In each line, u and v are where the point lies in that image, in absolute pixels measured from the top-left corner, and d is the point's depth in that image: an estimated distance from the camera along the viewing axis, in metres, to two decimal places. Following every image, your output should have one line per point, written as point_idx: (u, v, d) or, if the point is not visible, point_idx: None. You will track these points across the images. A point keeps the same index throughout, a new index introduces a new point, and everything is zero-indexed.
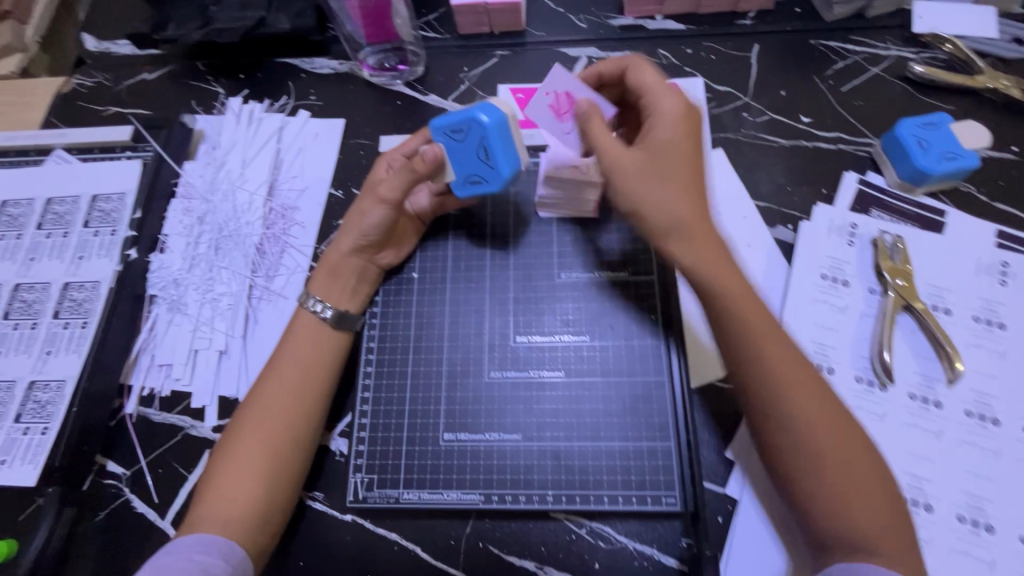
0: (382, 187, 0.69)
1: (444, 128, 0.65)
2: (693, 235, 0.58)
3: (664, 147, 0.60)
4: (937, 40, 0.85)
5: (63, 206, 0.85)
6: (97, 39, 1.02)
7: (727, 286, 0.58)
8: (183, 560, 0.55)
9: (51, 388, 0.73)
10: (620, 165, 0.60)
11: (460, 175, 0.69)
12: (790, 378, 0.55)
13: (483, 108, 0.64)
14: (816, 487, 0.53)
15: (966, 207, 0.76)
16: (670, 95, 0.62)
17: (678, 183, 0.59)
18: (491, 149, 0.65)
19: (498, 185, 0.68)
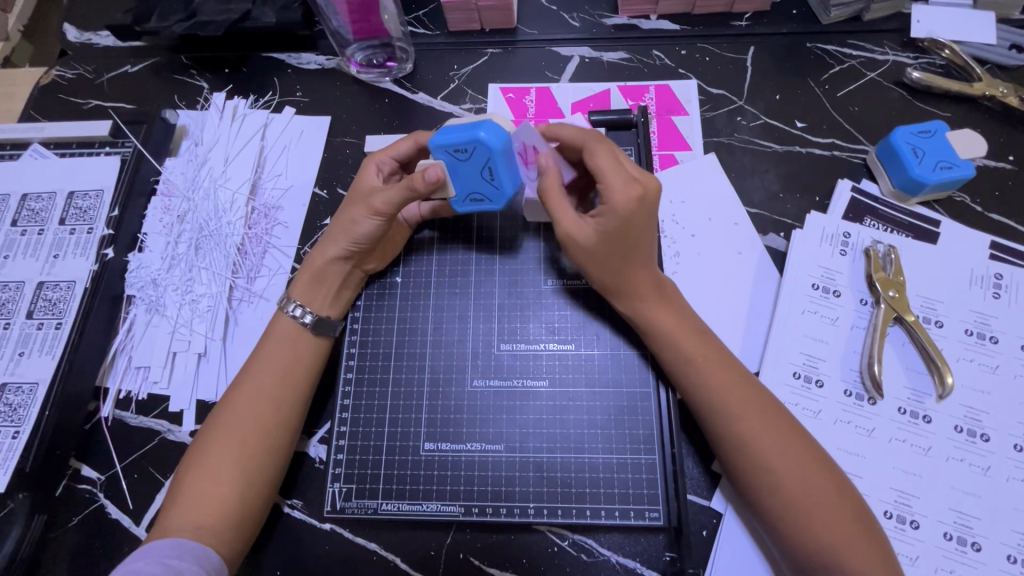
0: (377, 198, 0.66)
1: (446, 147, 0.59)
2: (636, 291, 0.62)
3: (614, 232, 0.61)
4: (935, 45, 0.83)
5: (39, 202, 0.83)
6: (79, 30, 0.99)
7: (671, 335, 0.62)
8: (154, 565, 0.53)
9: (23, 391, 0.71)
10: (575, 243, 0.63)
11: (460, 193, 0.65)
12: (731, 419, 0.58)
13: (490, 127, 0.58)
14: (781, 510, 0.55)
15: (960, 217, 0.75)
16: (606, 161, 0.61)
17: (623, 256, 0.62)
18: (495, 172, 0.61)
19: (501, 204, 0.65)
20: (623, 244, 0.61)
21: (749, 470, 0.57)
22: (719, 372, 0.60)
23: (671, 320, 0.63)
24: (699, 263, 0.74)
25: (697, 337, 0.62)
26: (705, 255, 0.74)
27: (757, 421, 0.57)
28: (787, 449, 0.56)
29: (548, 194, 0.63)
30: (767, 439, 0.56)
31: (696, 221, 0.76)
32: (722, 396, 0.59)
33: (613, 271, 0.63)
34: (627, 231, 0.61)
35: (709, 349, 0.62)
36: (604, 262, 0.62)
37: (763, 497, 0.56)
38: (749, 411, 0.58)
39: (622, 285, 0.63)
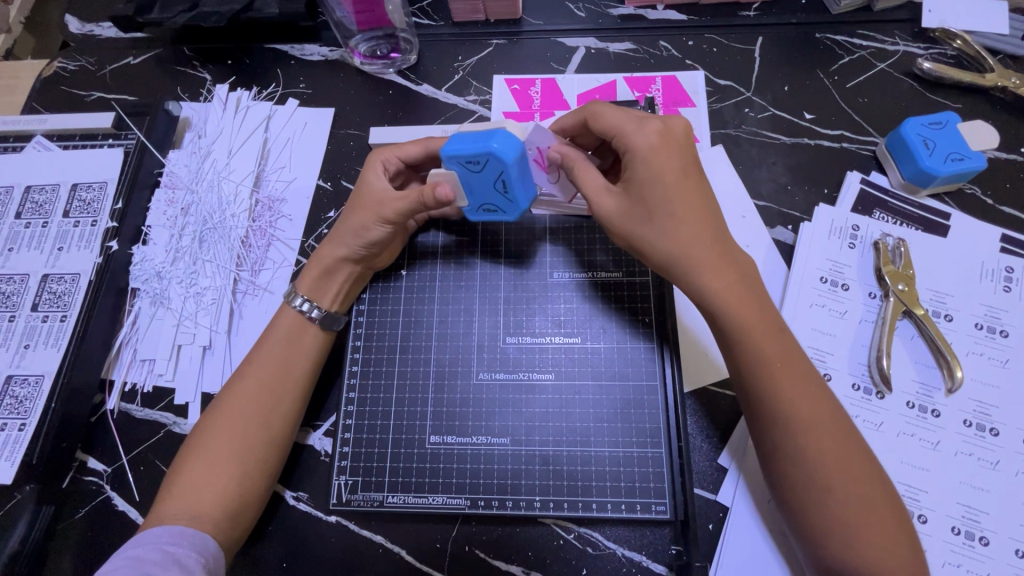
0: (389, 206, 0.65)
1: (458, 159, 0.57)
2: (693, 244, 0.55)
3: (642, 179, 0.57)
4: (947, 36, 0.82)
5: (43, 194, 0.82)
6: (81, 22, 0.98)
7: (738, 296, 0.55)
8: (154, 551, 0.53)
9: (29, 383, 0.71)
10: (607, 207, 0.59)
11: (473, 202, 0.64)
12: (788, 393, 0.54)
13: (504, 142, 0.56)
14: (830, 523, 0.51)
15: (971, 210, 0.74)
16: (634, 122, 0.59)
17: (673, 214, 0.56)
18: (510, 186, 0.60)
19: (515, 214, 0.65)
20: (663, 195, 0.56)
21: (804, 478, 0.52)
22: (794, 374, 0.54)
23: (751, 310, 0.55)
24: None
25: (776, 333, 0.56)
26: None
27: (825, 430, 0.53)
28: (850, 463, 0.52)
29: (575, 164, 0.62)
30: (833, 450, 0.52)
31: None
32: (795, 396, 0.54)
33: (668, 240, 0.56)
34: (660, 177, 0.56)
35: (787, 348, 0.56)
36: (648, 226, 0.57)
37: (811, 505, 0.52)
38: (820, 418, 0.53)
39: (685, 262, 0.56)
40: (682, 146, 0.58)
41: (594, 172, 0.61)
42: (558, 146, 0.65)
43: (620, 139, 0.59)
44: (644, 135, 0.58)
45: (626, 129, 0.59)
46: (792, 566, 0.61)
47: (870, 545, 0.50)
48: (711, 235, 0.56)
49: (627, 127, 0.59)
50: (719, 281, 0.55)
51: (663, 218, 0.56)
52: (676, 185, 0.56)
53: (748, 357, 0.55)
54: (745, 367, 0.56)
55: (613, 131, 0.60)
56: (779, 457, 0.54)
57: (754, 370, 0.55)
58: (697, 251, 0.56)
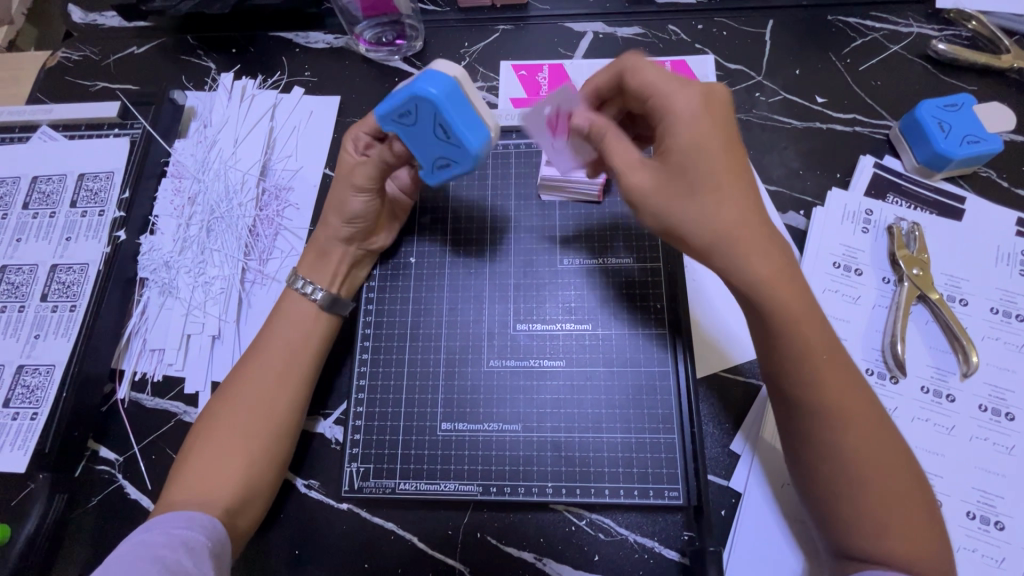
0: (356, 174, 0.65)
1: (390, 115, 0.55)
2: (738, 229, 0.51)
3: (681, 152, 0.53)
4: (962, 17, 0.80)
5: (49, 184, 0.82)
6: (84, 11, 0.98)
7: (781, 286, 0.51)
8: (162, 535, 0.52)
9: (40, 373, 0.72)
10: (642, 181, 0.55)
11: (426, 161, 0.59)
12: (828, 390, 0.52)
13: (424, 79, 0.53)
14: (864, 518, 0.50)
15: (986, 193, 0.73)
16: (679, 85, 0.55)
17: (720, 198, 0.52)
18: (449, 127, 0.54)
19: (470, 163, 0.57)
20: (705, 174, 0.52)
21: (835, 471, 0.51)
22: (841, 370, 0.52)
23: (802, 302, 0.52)
24: None
25: (822, 325, 0.53)
26: None
27: (865, 426, 0.51)
28: (885, 456, 0.51)
29: (605, 136, 0.58)
30: (868, 444, 0.51)
31: None
32: (840, 392, 0.51)
33: (708, 226, 0.52)
34: (705, 154, 0.53)
35: (834, 342, 0.53)
36: (686, 207, 0.53)
37: (836, 496, 0.52)
38: (859, 413, 0.52)
39: (733, 247, 0.51)
40: (725, 118, 0.54)
41: (624, 144, 0.57)
42: (583, 112, 0.60)
43: (660, 101, 0.56)
44: (689, 100, 0.54)
45: (668, 92, 0.55)
46: (806, 550, 0.61)
47: (899, 536, 0.50)
48: (759, 222, 0.52)
49: (668, 90, 0.55)
50: (769, 273, 0.51)
51: (710, 202, 0.52)
52: (721, 160, 0.53)
53: (790, 352, 0.52)
54: (790, 365, 0.52)
55: (652, 93, 0.56)
56: (812, 451, 0.53)
57: (799, 367, 0.52)
58: (744, 237, 0.52)
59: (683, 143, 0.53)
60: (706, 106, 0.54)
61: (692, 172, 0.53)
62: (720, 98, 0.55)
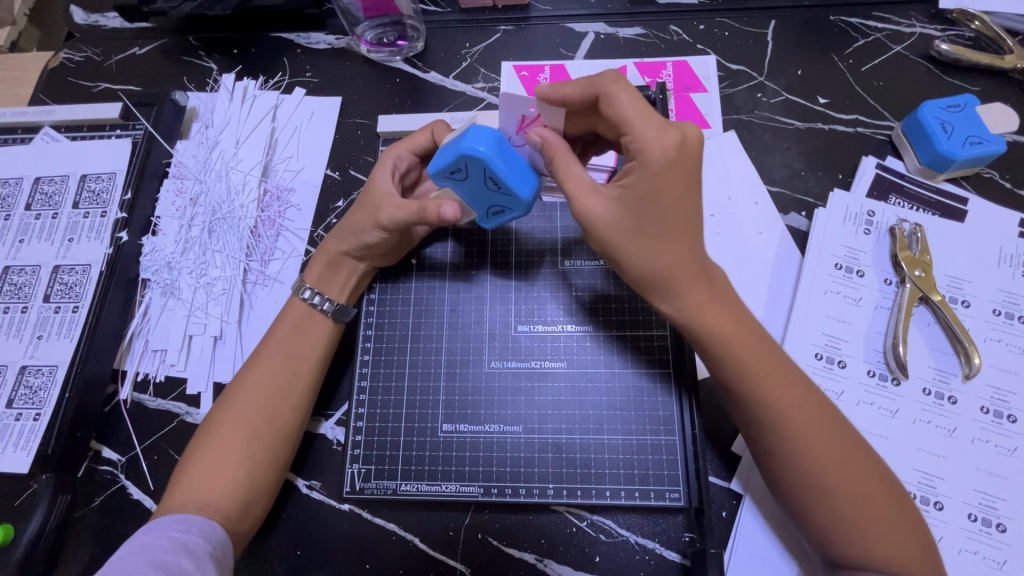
0: (382, 210, 0.64)
1: (441, 173, 0.55)
2: (673, 262, 0.54)
3: (645, 193, 0.53)
4: (964, 17, 0.80)
5: (52, 185, 0.82)
6: (86, 12, 0.98)
7: (710, 316, 0.55)
8: (162, 538, 0.53)
9: (43, 373, 0.72)
10: (594, 210, 0.55)
11: (480, 208, 0.61)
12: (768, 415, 0.53)
13: (472, 138, 0.53)
14: (834, 528, 0.51)
15: (988, 194, 0.73)
16: (645, 118, 0.53)
17: (658, 232, 0.54)
18: (498, 179, 0.54)
19: (523, 210, 0.59)
20: (657, 214, 0.53)
21: (799, 483, 0.52)
22: (784, 386, 0.54)
23: (730, 326, 0.55)
24: (719, 244, 0.72)
25: (757, 346, 0.55)
26: (726, 234, 0.73)
27: (823, 444, 0.52)
28: (848, 465, 0.51)
29: (557, 157, 0.55)
30: (828, 455, 0.51)
31: (716, 200, 0.74)
32: (784, 409, 0.53)
33: (649, 258, 0.54)
34: (659, 196, 0.52)
35: (771, 359, 0.55)
36: (633, 241, 0.54)
37: (811, 504, 0.52)
38: (811, 425, 0.52)
39: (668, 279, 0.54)
40: (680, 158, 0.52)
41: (578, 168, 0.55)
42: (539, 129, 0.57)
43: (630, 129, 0.53)
44: (646, 137, 0.52)
45: (634, 124, 0.53)
46: (797, 554, 0.61)
47: (875, 545, 0.49)
48: (695, 252, 0.55)
49: (633, 125, 0.53)
50: (696, 302, 0.55)
51: (650, 236, 0.54)
52: (669, 197, 0.53)
53: (727, 374, 0.55)
54: (731, 386, 0.55)
55: (625, 121, 0.53)
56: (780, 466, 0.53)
57: (739, 386, 0.55)
58: (680, 270, 0.54)
59: (639, 177, 0.52)
60: (664, 146, 0.52)
61: (642, 206, 0.53)
62: (683, 134, 0.52)
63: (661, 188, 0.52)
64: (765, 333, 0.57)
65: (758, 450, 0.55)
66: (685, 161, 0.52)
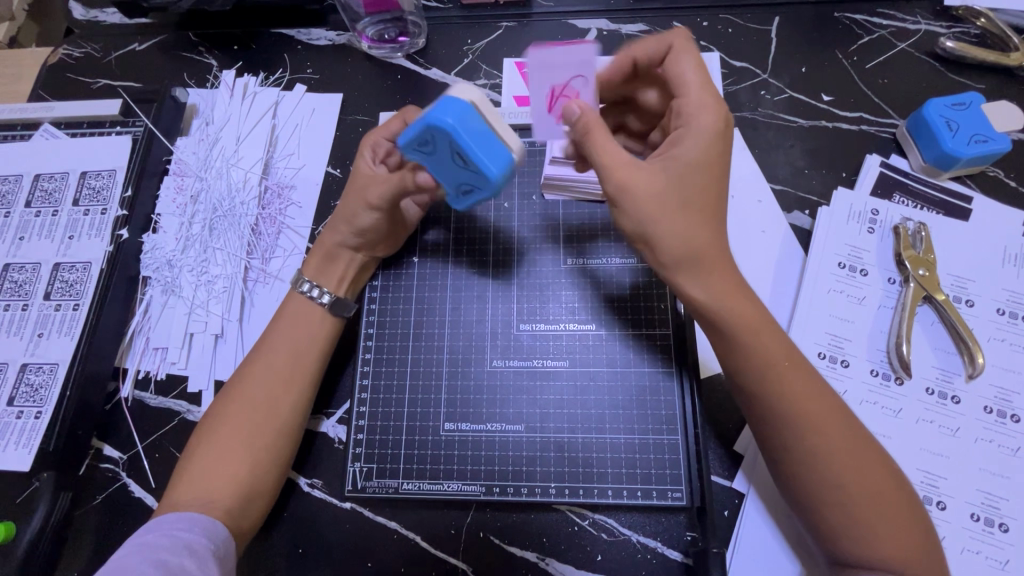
0: (371, 191, 0.66)
1: (410, 144, 0.55)
2: (706, 241, 0.53)
3: (688, 166, 0.53)
4: (970, 14, 0.79)
5: (52, 182, 0.82)
6: (85, 8, 0.97)
7: (733, 304, 0.54)
8: (164, 537, 0.53)
9: (44, 371, 0.72)
10: (635, 182, 0.53)
11: (451, 185, 0.59)
12: (786, 404, 0.53)
13: (439, 110, 0.51)
14: (846, 523, 0.50)
15: (993, 192, 0.73)
16: (695, 96, 0.55)
17: (695, 206, 0.53)
18: (464, 154, 0.52)
19: (492, 190, 0.56)
20: (695, 189, 0.53)
21: (810, 477, 0.52)
22: (799, 376, 0.54)
23: (750, 315, 0.54)
24: None
25: (775, 337, 0.55)
26: (729, 232, 0.73)
27: (835, 434, 0.52)
28: (861, 459, 0.51)
29: (593, 131, 0.54)
30: (841, 450, 0.51)
31: None
32: (798, 397, 0.53)
33: (683, 231, 0.53)
34: (703, 166, 0.54)
35: (786, 349, 0.55)
36: (672, 214, 0.53)
37: (819, 498, 0.52)
38: (822, 413, 0.53)
39: (699, 259, 0.53)
40: (719, 137, 0.55)
41: (614, 143, 0.54)
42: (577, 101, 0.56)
43: (680, 105, 0.56)
44: (693, 115, 0.55)
45: (685, 100, 0.55)
46: (798, 552, 0.61)
47: (885, 539, 0.49)
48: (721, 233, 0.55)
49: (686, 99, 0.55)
50: (716, 291, 0.54)
51: (688, 212, 0.53)
52: (708, 174, 0.54)
53: (744, 363, 0.54)
54: (746, 377, 0.55)
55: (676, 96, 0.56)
56: (789, 461, 0.53)
57: (759, 375, 0.54)
58: (707, 254, 0.53)
59: (687, 149, 0.54)
60: (707, 125, 0.54)
61: (681, 182, 0.53)
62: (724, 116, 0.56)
63: (700, 166, 0.54)
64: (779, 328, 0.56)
65: (768, 441, 0.54)
66: (722, 142, 0.55)
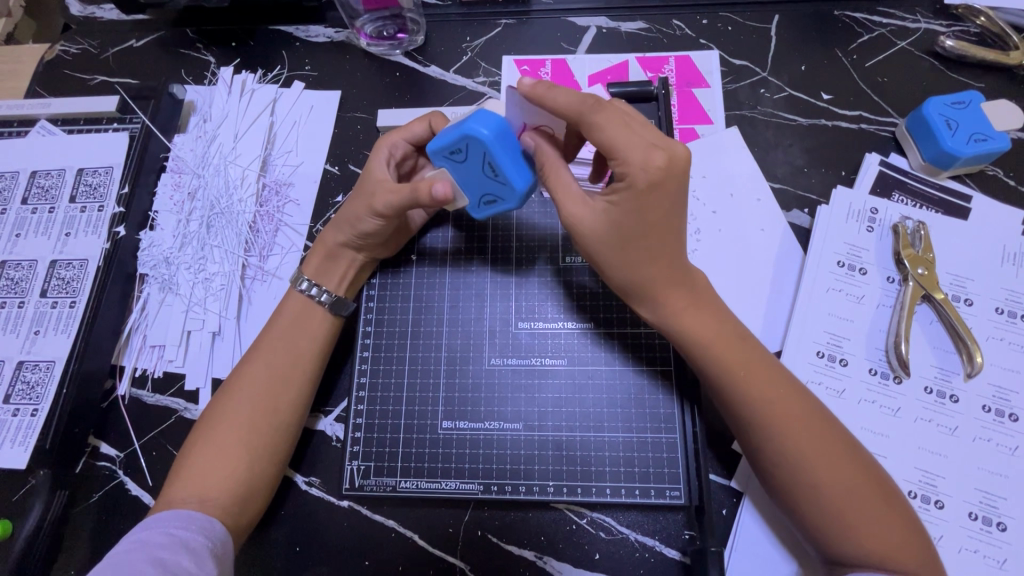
0: (379, 199, 0.63)
1: (441, 151, 0.55)
2: (656, 272, 0.54)
3: (626, 215, 0.51)
4: (970, 12, 0.79)
5: (48, 179, 0.82)
6: (82, 4, 0.96)
7: (692, 321, 0.55)
8: (160, 535, 0.52)
9: (40, 369, 0.71)
10: (578, 222, 0.54)
11: (471, 196, 0.59)
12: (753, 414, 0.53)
13: (477, 121, 0.52)
14: (830, 526, 0.50)
15: (992, 191, 0.72)
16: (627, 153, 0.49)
17: (639, 247, 0.53)
18: (497, 166, 0.54)
19: (516, 203, 0.58)
20: (639, 231, 0.52)
21: (792, 481, 0.52)
22: (769, 386, 0.54)
23: (713, 329, 0.55)
24: (721, 241, 0.72)
25: (742, 348, 0.55)
26: (728, 231, 0.72)
27: (813, 440, 0.52)
28: (840, 464, 0.51)
29: (548, 168, 0.55)
30: (817, 457, 0.51)
31: (718, 197, 0.74)
32: (768, 405, 0.53)
33: (626, 268, 0.55)
34: (642, 215, 0.51)
35: (757, 358, 0.55)
36: (615, 253, 0.54)
37: (802, 500, 0.52)
38: (798, 420, 0.52)
39: (648, 289, 0.55)
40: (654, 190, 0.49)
41: (566, 175, 0.54)
42: (529, 134, 0.57)
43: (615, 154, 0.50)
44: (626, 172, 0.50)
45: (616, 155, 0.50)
46: (794, 552, 0.61)
47: (871, 541, 0.49)
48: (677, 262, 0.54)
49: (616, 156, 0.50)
50: (676, 307, 0.55)
51: (631, 252, 0.53)
52: (649, 223, 0.52)
53: (711, 374, 0.55)
54: (715, 384, 0.55)
55: (606, 146, 0.50)
56: (766, 464, 0.53)
57: (725, 385, 0.55)
58: (660, 280, 0.54)
59: (624, 199, 0.51)
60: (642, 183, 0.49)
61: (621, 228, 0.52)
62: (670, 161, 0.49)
63: (642, 215, 0.51)
64: (753, 338, 0.57)
65: (746, 445, 0.55)
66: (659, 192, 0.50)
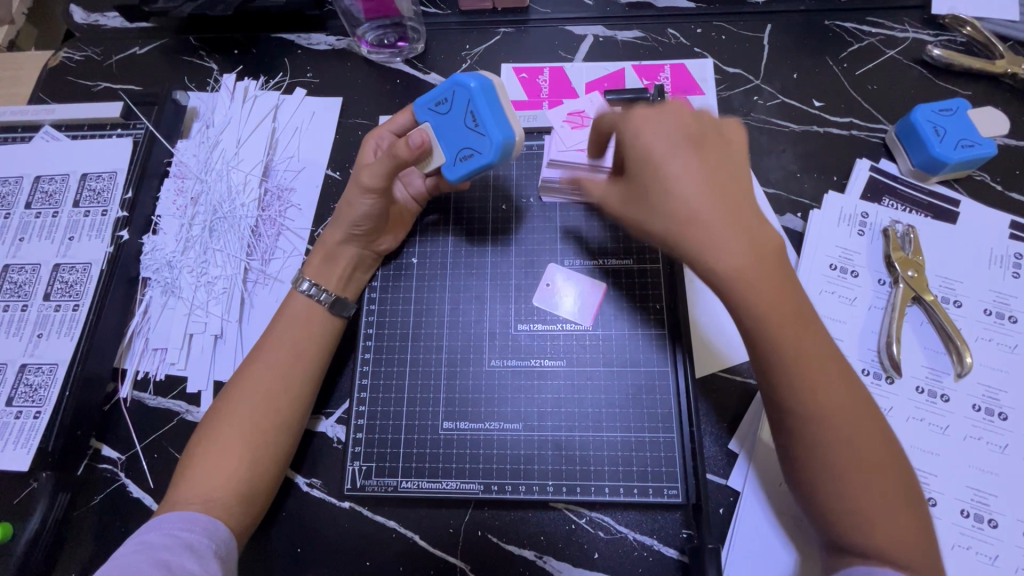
0: (364, 175, 0.65)
1: (429, 104, 0.63)
2: (743, 260, 0.49)
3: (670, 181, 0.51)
4: (957, 23, 0.81)
5: (52, 184, 0.83)
6: (86, 12, 0.98)
7: (776, 312, 0.49)
8: (165, 536, 0.53)
9: (43, 371, 0.72)
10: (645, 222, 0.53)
11: (449, 152, 0.63)
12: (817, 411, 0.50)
13: (467, 75, 0.61)
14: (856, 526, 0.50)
15: (980, 195, 0.74)
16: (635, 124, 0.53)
17: (726, 219, 0.49)
18: (477, 113, 0.60)
19: (490, 156, 0.61)
20: (709, 201, 0.50)
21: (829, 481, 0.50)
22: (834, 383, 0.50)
23: (790, 320, 0.50)
24: None
25: (815, 335, 0.51)
26: None
27: (860, 442, 0.50)
28: (878, 466, 0.50)
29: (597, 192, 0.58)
30: (864, 460, 0.50)
31: None
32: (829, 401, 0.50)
33: (724, 246, 0.49)
34: (692, 174, 0.50)
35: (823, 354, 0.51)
36: (704, 233, 0.49)
37: (835, 504, 0.50)
38: (850, 418, 0.50)
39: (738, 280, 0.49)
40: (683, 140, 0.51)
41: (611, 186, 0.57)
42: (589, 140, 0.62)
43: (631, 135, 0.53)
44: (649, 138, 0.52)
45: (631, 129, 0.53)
46: (789, 549, 0.62)
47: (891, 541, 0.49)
48: (754, 246, 0.49)
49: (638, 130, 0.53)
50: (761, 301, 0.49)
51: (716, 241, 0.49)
52: (710, 181, 0.50)
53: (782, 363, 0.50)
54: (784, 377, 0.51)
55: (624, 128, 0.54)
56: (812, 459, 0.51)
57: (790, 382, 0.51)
58: (747, 273, 0.49)
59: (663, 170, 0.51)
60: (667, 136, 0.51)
61: (691, 196, 0.50)
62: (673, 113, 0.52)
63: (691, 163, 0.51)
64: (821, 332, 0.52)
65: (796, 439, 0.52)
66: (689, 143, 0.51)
